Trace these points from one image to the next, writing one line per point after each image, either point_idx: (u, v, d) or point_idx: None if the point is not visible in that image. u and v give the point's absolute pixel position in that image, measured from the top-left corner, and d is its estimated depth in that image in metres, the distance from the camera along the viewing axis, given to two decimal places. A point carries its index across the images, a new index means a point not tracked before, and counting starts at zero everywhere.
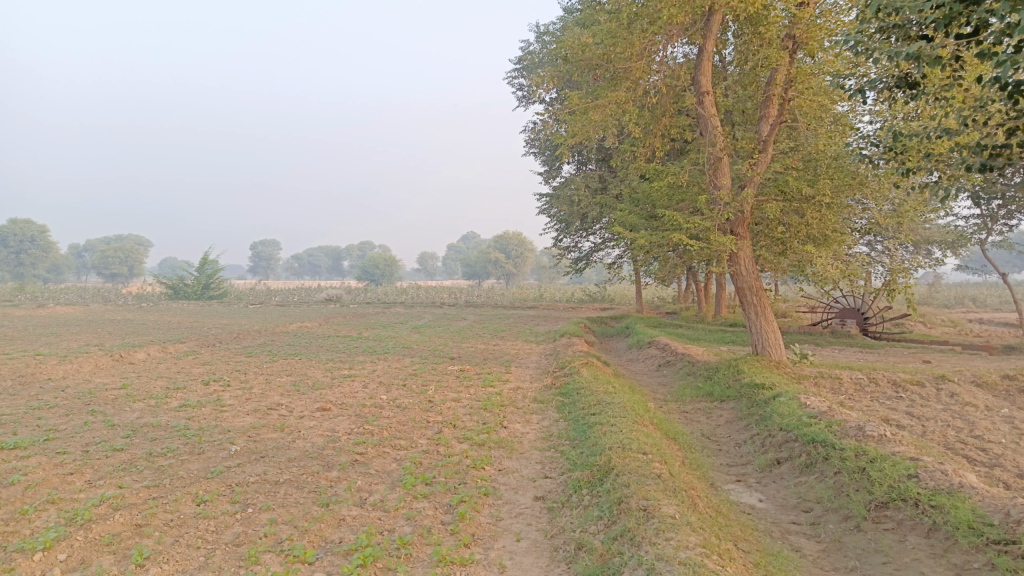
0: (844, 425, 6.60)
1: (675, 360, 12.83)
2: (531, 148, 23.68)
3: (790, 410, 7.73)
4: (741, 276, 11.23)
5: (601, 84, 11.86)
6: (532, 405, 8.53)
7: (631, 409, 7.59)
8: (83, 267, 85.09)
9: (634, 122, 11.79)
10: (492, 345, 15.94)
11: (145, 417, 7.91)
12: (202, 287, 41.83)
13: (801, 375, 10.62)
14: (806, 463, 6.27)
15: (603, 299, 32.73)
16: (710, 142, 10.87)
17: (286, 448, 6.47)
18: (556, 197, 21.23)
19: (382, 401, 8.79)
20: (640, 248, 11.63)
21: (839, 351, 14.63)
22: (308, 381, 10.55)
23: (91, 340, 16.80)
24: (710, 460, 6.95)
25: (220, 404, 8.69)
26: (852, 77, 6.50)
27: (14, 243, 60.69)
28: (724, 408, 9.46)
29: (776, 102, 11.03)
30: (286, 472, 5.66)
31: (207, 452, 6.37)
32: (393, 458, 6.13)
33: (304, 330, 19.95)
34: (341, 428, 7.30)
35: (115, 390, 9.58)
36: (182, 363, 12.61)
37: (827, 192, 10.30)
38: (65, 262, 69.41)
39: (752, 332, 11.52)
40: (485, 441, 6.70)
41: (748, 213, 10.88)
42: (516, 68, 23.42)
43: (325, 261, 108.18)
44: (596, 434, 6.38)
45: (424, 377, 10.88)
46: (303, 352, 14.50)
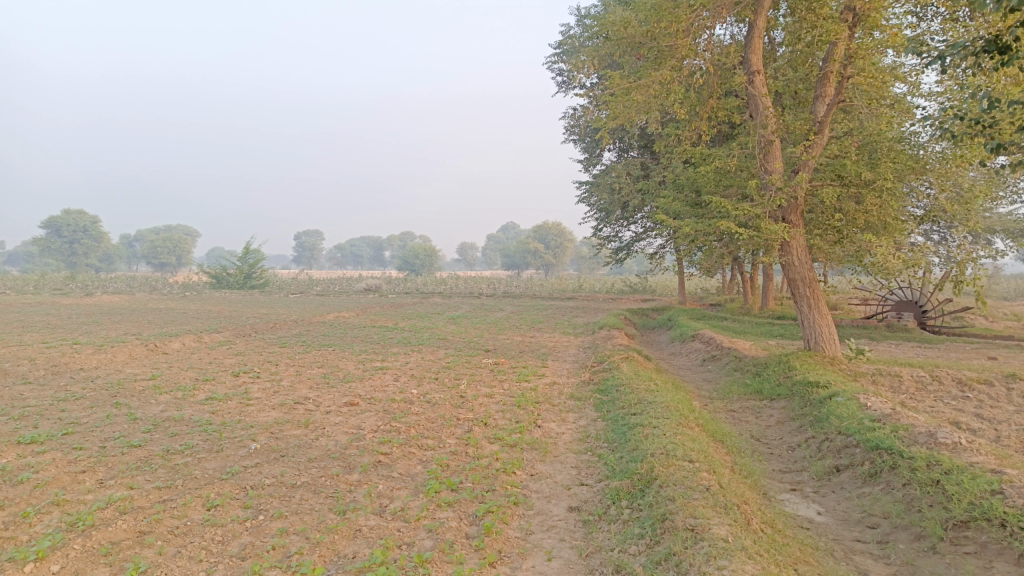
0: (911, 430, 5.98)
1: (720, 356, 12.23)
2: (571, 135, 23.13)
3: (849, 412, 7.12)
4: (793, 266, 10.57)
5: (644, 63, 11.30)
6: (569, 402, 8.08)
7: (675, 408, 7.09)
8: (133, 258, 87.09)
9: (679, 104, 11.19)
10: (529, 337, 15.52)
11: (169, 410, 7.69)
12: (245, 277, 42.32)
13: (857, 372, 9.96)
14: (870, 473, 5.70)
15: (644, 290, 32.04)
16: (761, 124, 10.21)
17: (308, 446, 6.14)
18: (597, 185, 20.66)
19: (412, 396, 8.44)
20: (685, 236, 11.06)
21: (896, 347, 13.82)
22: (338, 374, 10.27)
23: (130, 329, 16.90)
24: (761, 466, 6.43)
25: (246, 397, 8.44)
26: (927, 44, 5.83)
27: (68, 234, 62.31)
28: (774, 407, 8.88)
29: (834, 80, 10.29)
30: (304, 473, 5.32)
31: (226, 449, 6.07)
32: (418, 460, 5.74)
33: (340, 321, 19.80)
34: (367, 424, 6.96)
35: (144, 382, 9.42)
36: (215, 353, 12.47)
37: (888, 175, 9.56)
38: (116, 252, 71.15)
39: (804, 326, 10.88)
40: (517, 441, 6.27)
41: (801, 199, 10.22)
42: (556, 52, 22.88)
43: (366, 251, 109.09)
44: (638, 437, 5.90)
45: (458, 370, 10.50)
46: (337, 342, 14.28)
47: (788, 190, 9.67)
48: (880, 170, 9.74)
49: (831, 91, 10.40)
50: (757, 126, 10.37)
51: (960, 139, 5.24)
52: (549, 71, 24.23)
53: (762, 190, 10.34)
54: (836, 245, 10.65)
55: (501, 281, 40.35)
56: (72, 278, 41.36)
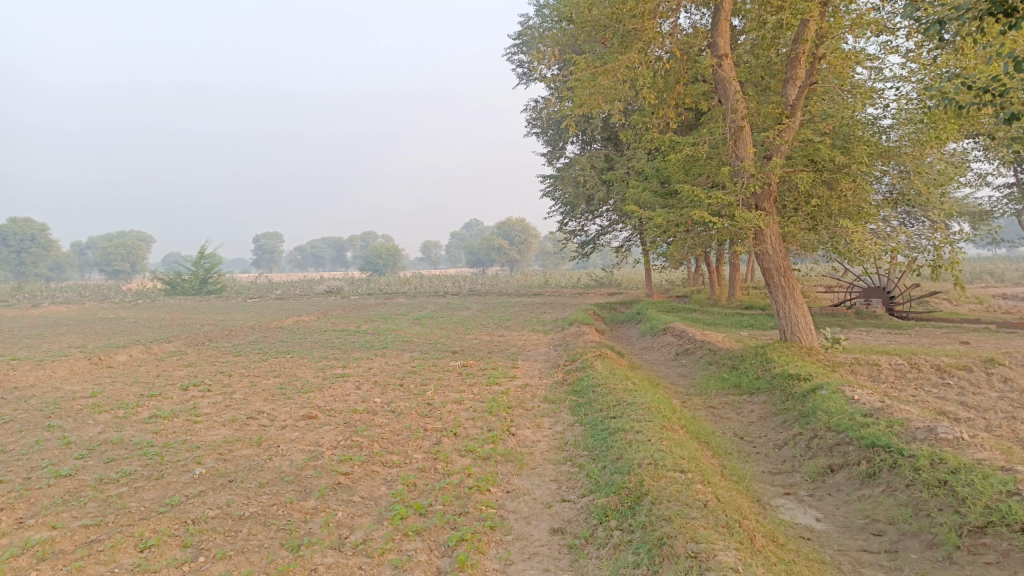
0: (908, 425, 5.64)
1: (694, 349, 11.89)
2: (533, 128, 22.65)
3: (837, 407, 6.78)
4: (767, 255, 10.26)
5: (608, 47, 10.88)
6: (543, 406, 7.61)
7: (657, 409, 6.67)
8: (86, 266, 83.95)
9: (646, 91, 10.80)
10: (497, 336, 15.01)
11: (107, 432, 7.01)
12: (201, 282, 41.04)
13: (835, 362, 9.68)
14: (868, 473, 5.34)
15: (609, 284, 31.76)
16: (730, 109, 9.90)
17: (259, 469, 5.56)
18: (561, 178, 20.21)
19: (375, 405, 7.87)
20: (655, 228, 10.67)
21: (869, 334, 13.63)
22: (296, 383, 9.64)
23: (74, 341, 15.96)
24: (750, 468, 6.04)
25: (195, 413, 7.79)
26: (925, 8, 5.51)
27: (14, 243, 59.86)
28: (755, 402, 8.54)
29: (804, 61, 9.99)
30: (253, 502, 4.75)
31: (167, 476, 5.47)
32: (382, 480, 5.21)
33: (300, 325, 19.06)
34: (325, 440, 6.39)
35: (84, 400, 8.69)
36: (163, 365, 11.72)
37: (862, 158, 9.34)
38: (66, 260, 68.75)
39: (780, 316, 10.59)
40: (489, 453, 5.77)
41: (775, 186, 9.91)
42: (516, 43, 22.37)
43: (327, 253, 107.50)
44: (620, 444, 5.46)
45: (424, 375, 9.94)
46: (296, 349, 13.59)
47: (762, 176, 9.34)
48: (853, 153, 9.52)
49: (802, 73, 10.10)
50: (727, 111, 10.05)
51: (967, 108, 4.92)
52: (509, 63, 23.68)
53: (734, 177, 10.04)
54: (810, 231, 10.40)
55: (466, 278, 39.74)
56: (19, 289, 39.54)
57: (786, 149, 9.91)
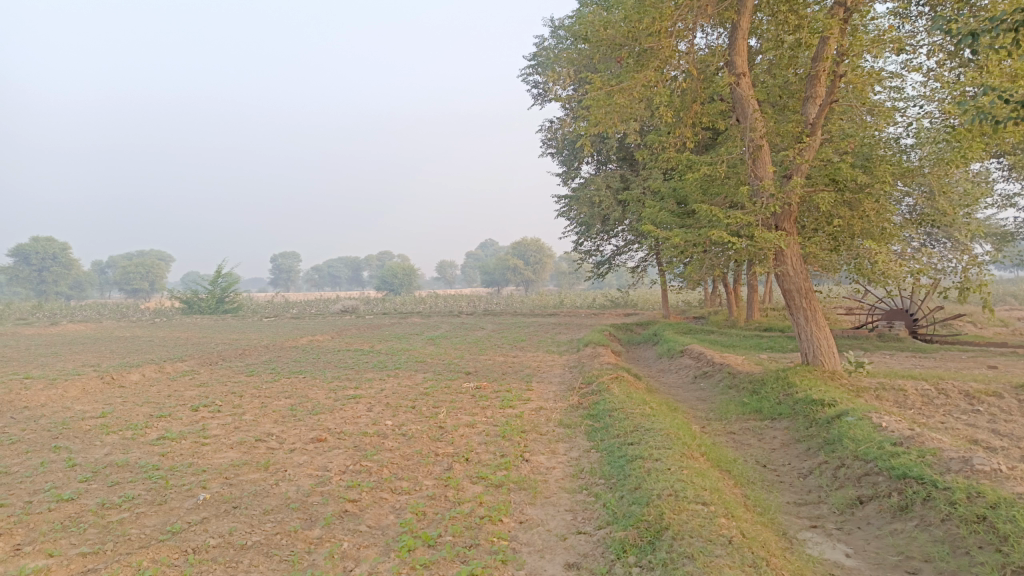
0: (940, 455, 5.39)
1: (713, 372, 11.63)
2: (548, 149, 22.59)
3: (864, 434, 6.52)
4: (788, 276, 10.03)
5: (624, 66, 10.77)
6: (558, 430, 7.39)
7: (676, 435, 6.44)
8: (105, 284, 84.65)
9: (663, 110, 10.66)
10: (512, 357, 14.80)
11: (114, 454, 6.88)
12: (217, 301, 41.20)
13: (859, 387, 9.40)
14: (900, 506, 5.08)
15: (626, 305, 31.53)
16: (749, 128, 9.72)
17: (264, 495, 5.39)
18: (576, 198, 20.05)
19: (386, 429, 7.69)
20: (673, 248, 10.48)
21: (892, 358, 13.30)
22: (307, 404, 9.49)
23: (88, 360, 15.94)
24: (775, 498, 5.79)
25: (203, 435, 7.65)
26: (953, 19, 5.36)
27: (37, 261, 60.57)
28: (777, 428, 8.27)
29: (825, 79, 9.77)
30: (257, 531, 4.58)
31: (170, 502, 5.31)
32: (390, 508, 5.02)
33: (314, 345, 18.97)
34: (334, 464, 6.22)
35: (93, 420, 8.58)
36: (174, 385, 11.63)
37: (886, 177, 9.12)
38: (86, 278, 69.52)
39: (801, 339, 10.33)
40: (502, 480, 5.57)
41: (796, 205, 9.70)
42: (531, 64, 22.38)
43: (344, 272, 108.06)
44: (639, 473, 5.25)
45: (436, 397, 9.77)
46: (308, 369, 13.46)
47: (782, 196, 9.15)
48: (876, 173, 9.29)
49: (822, 91, 9.92)
50: (745, 130, 9.86)
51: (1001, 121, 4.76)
52: (524, 84, 23.67)
53: (753, 197, 9.83)
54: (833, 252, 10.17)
55: (481, 298, 39.67)
56: (39, 307, 39.88)
57: (806, 168, 9.69)
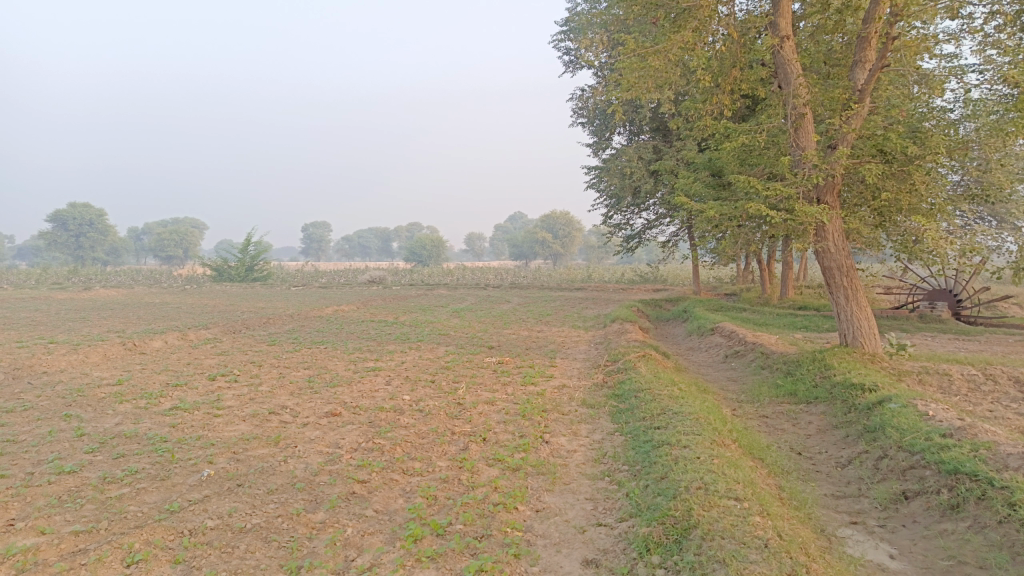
0: (996, 449, 4.95)
1: (744, 352, 11.20)
2: (579, 118, 22.00)
3: (909, 423, 6.08)
4: (829, 254, 9.53)
5: (659, 28, 10.21)
6: (581, 411, 7.06)
7: (706, 420, 6.06)
8: (140, 250, 85.82)
9: (700, 75, 10.12)
10: (537, 331, 14.48)
11: (124, 424, 6.71)
12: (246, 269, 41.46)
13: (901, 371, 8.91)
14: (951, 504, 4.67)
15: (655, 280, 30.94)
16: (791, 95, 9.21)
17: (270, 472, 5.14)
18: (606, 169, 19.50)
19: (402, 404, 7.43)
20: (706, 221, 10.00)
21: (934, 340, 12.70)
22: (325, 376, 9.28)
23: (114, 326, 15.97)
24: (811, 490, 5.41)
25: (216, 406, 7.46)
26: None
27: (74, 227, 61.56)
28: (813, 412, 7.85)
29: (875, 43, 9.17)
30: (258, 512, 4.34)
31: (173, 477, 5.10)
32: (400, 491, 4.76)
33: (338, 315, 18.84)
34: (346, 441, 5.96)
35: (108, 388, 8.46)
36: (195, 353, 11.50)
37: (940, 149, 8.54)
38: (121, 245, 70.54)
39: (840, 320, 9.83)
40: (519, 463, 5.26)
41: (840, 178, 9.16)
42: (563, 30, 21.72)
43: (373, 243, 108.44)
44: (666, 460, 4.90)
45: (457, 371, 9.49)
46: (330, 340, 13.28)
47: (825, 167, 8.63)
48: (928, 144, 8.70)
49: (873, 55, 9.28)
50: (788, 97, 9.38)
51: None
52: (555, 51, 23.01)
53: (794, 168, 9.38)
54: (878, 228, 9.60)
55: (508, 271, 39.32)
56: (74, 272, 40.41)
57: (852, 139, 9.17)
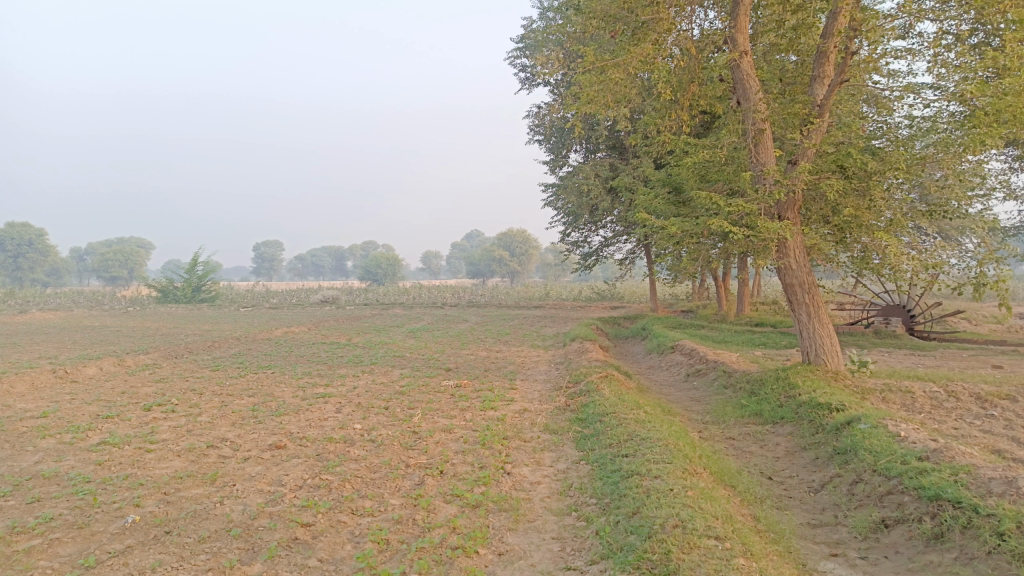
0: (977, 473, 4.74)
1: (706, 370, 11.00)
2: (535, 135, 21.85)
3: (882, 445, 5.89)
4: (790, 270, 9.42)
5: (618, 41, 10.04)
6: (543, 437, 6.70)
7: (675, 445, 5.76)
8: (83, 271, 82.83)
9: (659, 90, 9.98)
10: (495, 352, 14.09)
11: (44, 462, 6.09)
12: (193, 290, 40.12)
13: (864, 388, 8.79)
14: (934, 534, 4.44)
15: (612, 298, 30.90)
16: (751, 110, 9.11)
17: (203, 517, 4.64)
18: (562, 187, 19.32)
19: (353, 434, 6.96)
20: (667, 237, 9.80)
21: (892, 356, 12.73)
22: (271, 404, 8.73)
23: (47, 352, 15.04)
24: (787, 519, 5.14)
25: (150, 440, 6.88)
26: None
27: (12, 247, 58.95)
28: (780, 433, 7.64)
29: (833, 58, 9.20)
30: (185, 566, 3.85)
31: (93, 524, 4.55)
32: (348, 535, 4.32)
33: (289, 337, 18.17)
34: (290, 478, 5.48)
35: (31, 420, 7.77)
36: (132, 380, 10.80)
37: (900, 164, 8.51)
38: (62, 265, 67.86)
39: (802, 337, 9.70)
40: (479, 499, 4.86)
41: (801, 193, 9.06)
42: (518, 47, 21.61)
43: (327, 262, 106.82)
44: (637, 493, 4.57)
45: (412, 396, 9.04)
46: (278, 364, 12.67)
47: (787, 183, 8.51)
48: (887, 160, 8.67)
49: (831, 70, 9.31)
50: (748, 112, 9.28)
51: None
52: (511, 68, 22.85)
53: (755, 184, 9.25)
54: (839, 244, 9.54)
55: (465, 289, 38.88)
56: (10, 294, 38.51)
57: (812, 155, 9.11)
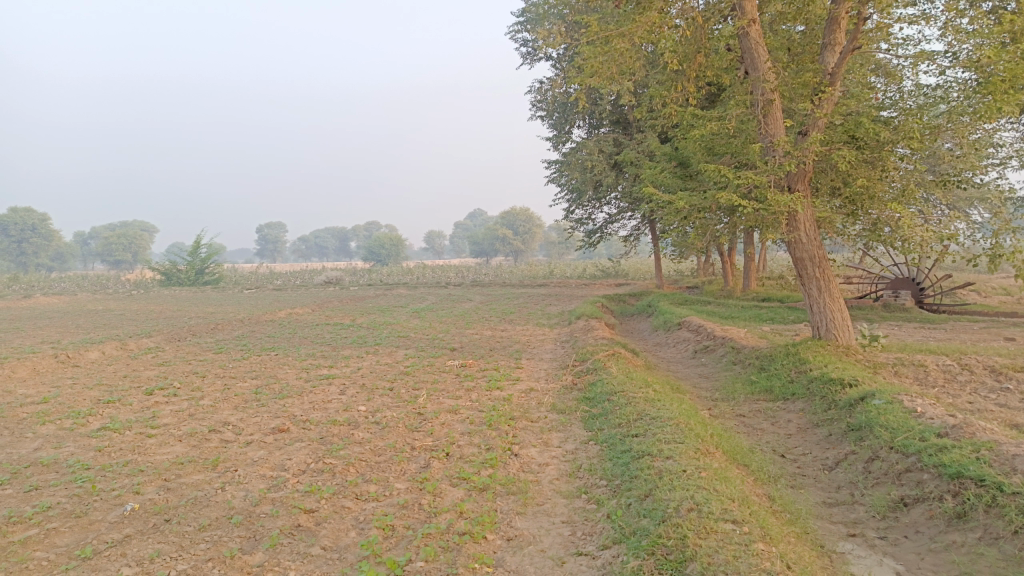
0: (1000, 450, 4.60)
1: (714, 347, 10.85)
2: (537, 111, 21.54)
3: (899, 421, 5.74)
4: (800, 244, 9.22)
5: (622, 10, 9.75)
6: (551, 417, 6.57)
7: (686, 425, 5.62)
8: (87, 255, 82.86)
9: (664, 60, 9.71)
10: (500, 331, 13.96)
11: (43, 449, 5.98)
12: (197, 273, 40.02)
13: (877, 363, 8.63)
14: (956, 513, 4.30)
15: (617, 275, 30.73)
16: (760, 80, 8.84)
17: (203, 504, 4.52)
18: (566, 164, 19.06)
19: (357, 416, 6.85)
20: (674, 212, 9.59)
21: (903, 330, 12.55)
22: (275, 386, 8.61)
23: (50, 336, 14.95)
24: (803, 499, 5.01)
25: (151, 425, 6.77)
26: None
27: (15, 233, 58.83)
28: (792, 410, 7.50)
29: (844, 24, 8.90)
30: (184, 557, 3.73)
31: (91, 513, 4.44)
32: (352, 521, 4.20)
33: (292, 318, 18.05)
34: (293, 462, 5.37)
35: (30, 406, 7.66)
36: (134, 365, 10.69)
37: (913, 133, 8.27)
38: (67, 250, 67.82)
39: (813, 312, 9.53)
40: (486, 482, 4.74)
41: (811, 165, 8.84)
42: (519, 21, 21.24)
43: (330, 243, 106.70)
44: (649, 475, 4.44)
45: (417, 377, 8.92)
46: (282, 346, 12.55)
47: (797, 154, 8.28)
48: (900, 129, 8.44)
49: (841, 37, 9.01)
50: (756, 83, 9.00)
51: None
52: (512, 43, 22.48)
53: (764, 156, 9.02)
54: (850, 216, 9.33)
55: (469, 268, 38.71)
56: (14, 279, 38.48)
57: (824, 125, 8.84)
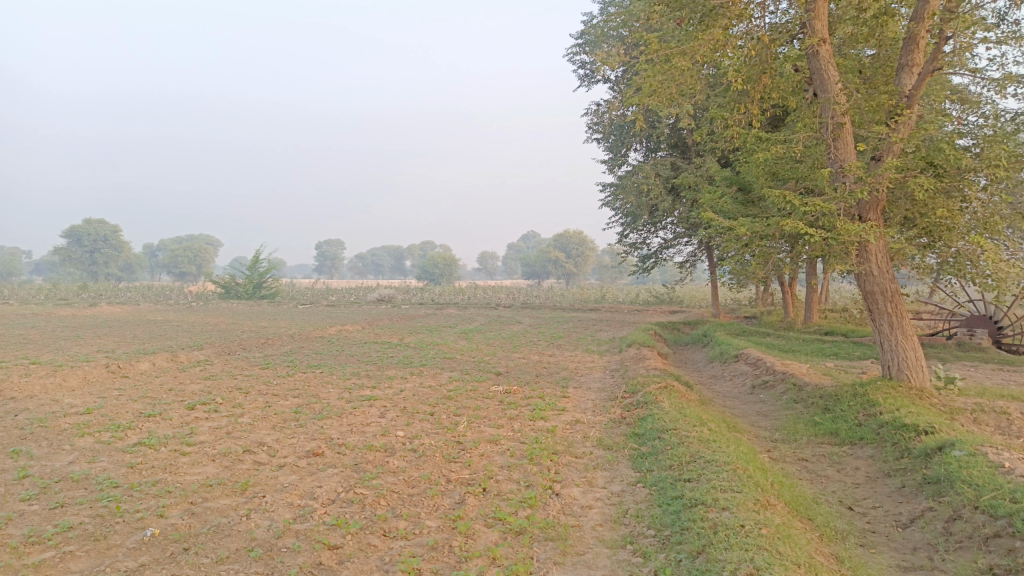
0: None
1: (774, 382, 10.27)
2: (594, 134, 21.27)
3: (985, 477, 5.17)
4: (871, 277, 8.64)
5: (684, 28, 9.41)
6: (597, 454, 6.18)
7: (745, 471, 5.17)
8: (154, 266, 85.90)
9: (728, 81, 9.30)
10: (548, 356, 13.59)
11: (77, 463, 5.88)
12: (254, 287, 40.80)
13: (954, 408, 7.96)
14: None
15: (671, 301, 30.03)
16: (831, 102, 8.36)
17: (225, 533, 4.30)
18: (621, 187, 18.69)
19: (395, 442, 6.59)
20: (734, 239, 9.11)
21: (980, 371, 11.70)
22: (315, 406, 8.44)
23: (106, 345, 15.23)
24: (876, 561, 4.50)
25: (186, 442, 6.64)
26: None
27: (88, 243, 61.30)
28: (859, 456, 6.92)
29: (923, 44, 8.36)
30: None
31: (110, 537, 4.26)
32: (377, 562, 3.91)
33: (341, 335, 18.06)
34: (323, 491, 5.12)
35: (73, 417, 7.65)
36: (181, 378, 10.70)
37: (1000, 161, 7.67)
38: (136, 261, 70.44)
39: (883, 349, 8.89)
40: (523, 524, 4.39)
41: (885, 193, 8.30)
42: (578, 43, 21.10)
43: (385, 261, 108.16)
44: (702, 528, 4.03)
45: (459, 402, 8.63)
46: (328, 363, 12.45)
47: (869, 180, 7.77)
48: (984, 156, 7.83)
49: (920, 58, 8.47)
50: (827, 105, 8.52)
51: None
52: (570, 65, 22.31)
53: (833, 182, 8.52)
54: (926, 249, 8.72)
55: (520, 290, 38.50)
56: (84, 287, 39.97)
57: (899, 150, 8.28)
